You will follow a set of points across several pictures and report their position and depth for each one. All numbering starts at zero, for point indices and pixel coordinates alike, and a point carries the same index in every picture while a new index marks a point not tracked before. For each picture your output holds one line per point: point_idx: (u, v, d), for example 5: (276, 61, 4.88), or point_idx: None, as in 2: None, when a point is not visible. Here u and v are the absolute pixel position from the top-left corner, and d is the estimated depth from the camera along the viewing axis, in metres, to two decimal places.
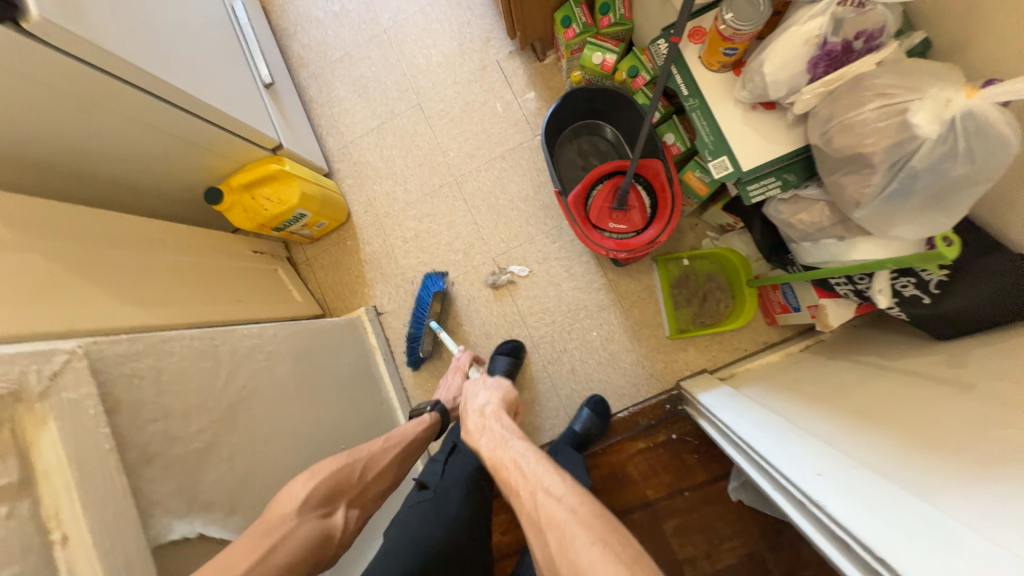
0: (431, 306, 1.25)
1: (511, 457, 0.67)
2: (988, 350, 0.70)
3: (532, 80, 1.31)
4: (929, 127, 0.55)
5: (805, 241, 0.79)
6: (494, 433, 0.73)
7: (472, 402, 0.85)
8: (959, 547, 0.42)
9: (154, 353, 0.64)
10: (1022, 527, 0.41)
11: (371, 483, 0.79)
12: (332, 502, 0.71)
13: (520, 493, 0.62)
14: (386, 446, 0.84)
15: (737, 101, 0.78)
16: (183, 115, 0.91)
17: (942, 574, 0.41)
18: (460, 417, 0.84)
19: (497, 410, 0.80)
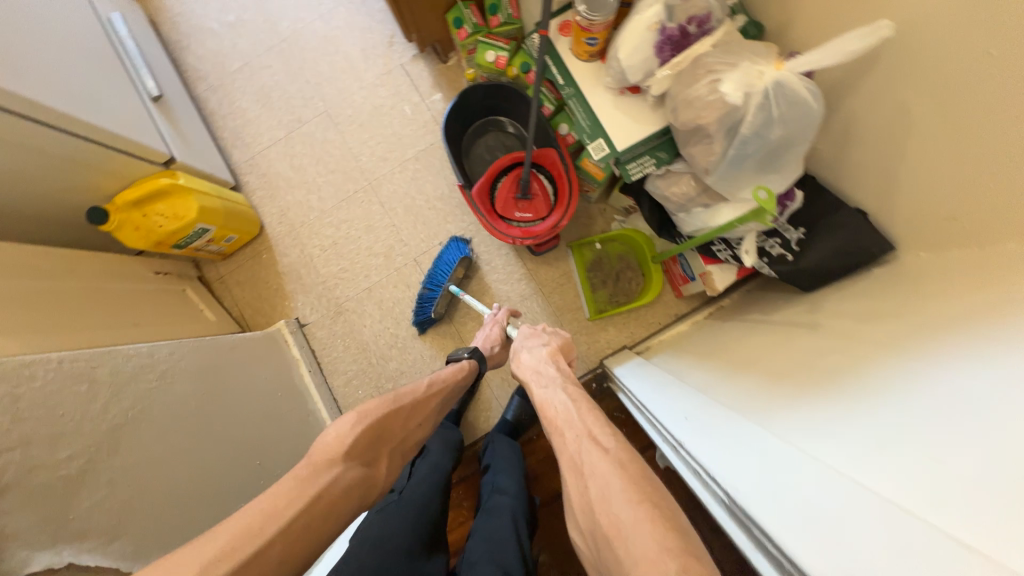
0: (452, 271, 1.22)
1: (558, 402, 0.66)
2: (841, 296, 0.79)
3: (437, 81, 1.34)
4: (736, 95, 0.63)
5: (680, 213, 0.85)
6: (547, 374, 0.73)
7: (526, 344, 0.85)
8: (784, 463, 0.47)
9: (9, 379, 0.60)
10: (828, 438, 0.47)
11: (411, 433, 0.77)
12: (376, 448, 0.69)
13: (564, 435, 0.61)
14: (426, 394, 0.81)
15: (607, 88, 0.84)
16: (49, 130, 0.86)
17: (768, 488, 0.45)
18: (514, 362, 0.84)
19: (552, 352, 0.80)
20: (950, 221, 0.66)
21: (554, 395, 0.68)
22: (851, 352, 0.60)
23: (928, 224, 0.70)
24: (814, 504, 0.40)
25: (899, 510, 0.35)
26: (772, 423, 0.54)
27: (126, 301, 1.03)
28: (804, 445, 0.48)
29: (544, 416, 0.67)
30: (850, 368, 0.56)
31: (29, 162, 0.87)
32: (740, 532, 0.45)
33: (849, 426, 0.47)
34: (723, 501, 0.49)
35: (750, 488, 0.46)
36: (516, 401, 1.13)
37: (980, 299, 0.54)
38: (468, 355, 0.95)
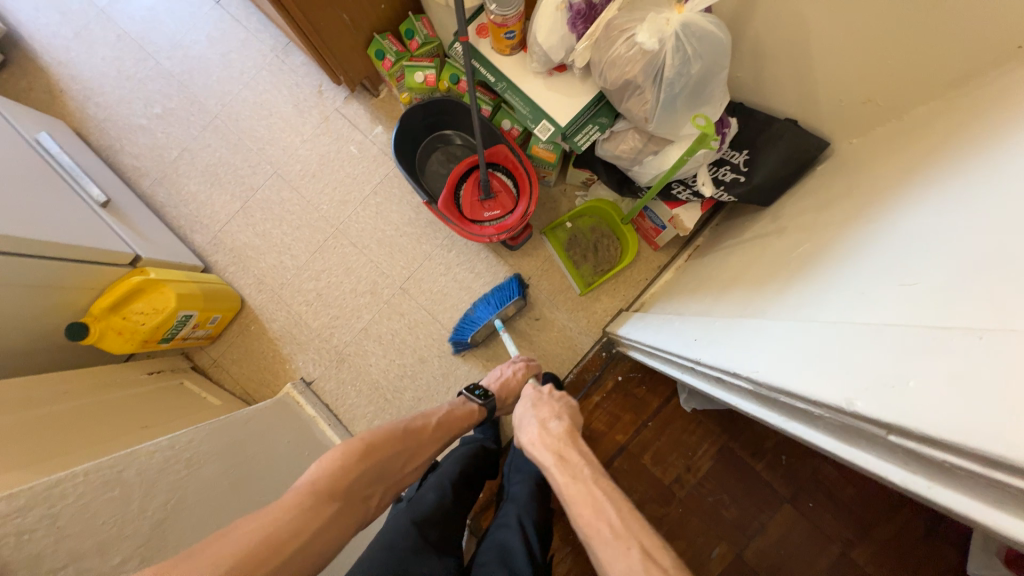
0: (503, 309, 1.22)
1: (596, 500, 0.60)
2: (794, 199, 0.86)
3: (375, 115, 1.38)
4: (652, 41, 0.69)
5: (634, 166, 0.90)
6: (575, 466, 0.65)
7: (529, 417, 0.78)
8: (783, 333, 0.52)
9: (43, 501, 0.59)
10: (814, 302, 0.52)
11: (405, 476, 0.74)
12: (373, 484, 0.67)
13: (610, 544, 0.55)
14: (428, 431, 0.79)
15: (535, 73, 0.89)
16: (9, 256, 0.85)
17: (774, 355, 0.50)
18: (525, 436, 0.74)
19: (569, 431, 0.72)
20: (868, 103, 0.73)
21: (588, 490, 0.61)
22: (818, 237, 0.65)
23: (850, 113, 0.77)
24: (822, 357, 0.43)
25: (884, 326, 0.40)
26: (776, 311, 0.58)
27: (131, 406, 1.02)
28: (808, 315, 0.51)
29: (578, 517, 0.60)
30: (818, 248, 0.62)
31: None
32: (788, 420, 0.48)
33: (843, 287, 0.50)
34: (750, 388, 0.52)
35: (767, 364, 0.50)
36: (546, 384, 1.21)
37: (907, 159, 0.61)
38: (484, 401, 0.90)
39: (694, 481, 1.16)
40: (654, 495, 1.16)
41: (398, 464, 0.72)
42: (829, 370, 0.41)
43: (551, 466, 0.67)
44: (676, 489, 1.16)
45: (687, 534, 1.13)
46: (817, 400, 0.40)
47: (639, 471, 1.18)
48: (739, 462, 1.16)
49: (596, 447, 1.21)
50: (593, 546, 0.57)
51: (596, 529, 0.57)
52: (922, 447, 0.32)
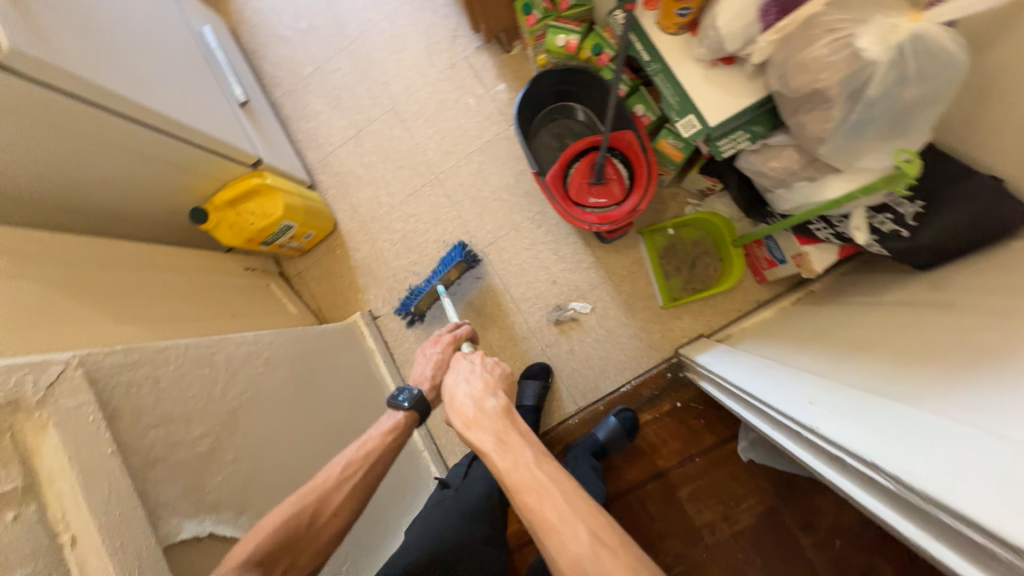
0: (445, 274, 1.25)
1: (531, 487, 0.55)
2: (968, 272, 0.72)
3: (501, 72, 1.34)
4: (875, 50, 0.57)
5: (778, 188, 0.80)
6: (511, 445, 0.60)
7: (464, 392, 0.70)
8: (952, 438, 0.44)
9: (150, 362, 0.65)
10: (1006, 413, 0.43)
11: (327, 527, 0.66)
12: (281, 552, 0.61)
13: (556, 531, 0.51)
14: (343, 476, 0.69)
15: (697, 60, 0.80)
16: (165, 137, 0.94)
17: (936, 461, 0.42)
18: (457, 417, 0.67)
19: (505, 409, 0.66)
20: None
21: (530, 475, 0.56)
22: (1009, 327, 0.53)
23: None
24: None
25: None
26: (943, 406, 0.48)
27: (225, 295, 1.11)
28: (998, 428, 0.42)
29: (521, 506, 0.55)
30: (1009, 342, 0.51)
31: (143, 166, 0.94)
32: (936, 540, 0.40)
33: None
34: (890, 489, 0.45)
35: (929, 469, 0.41)
36: (612, 423, 1.12)
37: None
38: (410, 404, 0.79)
39: (728, 532, 1.08)
40: (681, 533, 1.10)
41: (309, 523, 0.64)
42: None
43: (485, 445, 0.61)
44: (706, 534, 1.09)
45: None
46: (1010, 543, 0.33)
47: (672, 504, 1.12)
48: (786, 531, 1.05)
49: (634, 465, 1.16)
50: (538, 535, 0.52)
51: (538, 514, 0.53)
52: None
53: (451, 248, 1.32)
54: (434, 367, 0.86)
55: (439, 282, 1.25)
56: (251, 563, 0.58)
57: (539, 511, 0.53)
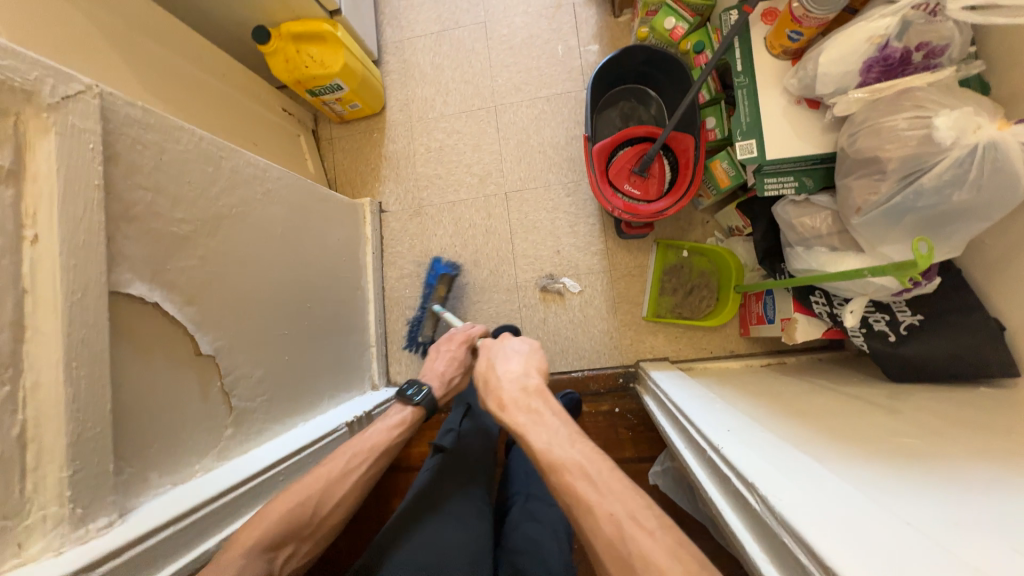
0: (436, 290, 1.27)
1: (570, 459, 0.61)
2: (929, 395, 0.73)
3: (599, 33, 1.31)
4: (948, 132, 0.56)
5: (799, 246, 0.79)
6: (545, 423, 0.68)
7: (507, 374, 0.78)
8: (833, 493, 0.47)
9: (162, 132, 0.67)
10: (894, 497, 0.46)
11: (326, 520, 0.74)
12: (281, 543, 0.67)
13: (592, 511, 0.56)
14: (349, 468, 0.78)
15: (785, 90, 0.79)
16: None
17: (808, 504, 0.45)
18: (492, 396, 0.76)
19: (540, 389, 0.74)
20: None
21: (566, 453, 0.62)
22: (935, 444, 0.55)
23: None
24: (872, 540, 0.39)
25: None
26: (841, 470, 0.52)
27: (252, 121, 1.12)
28: (878, 499, 0.46)
29: (560, 484, 0.60)
30: (912, 449, 0.55)
31: None
32: (772, 565, 0.45)
33: (936, 505, 0.44)
34: (756, 510, 0.48)
35: (797, 502, 0.45)
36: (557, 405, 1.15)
37: None
38: (419, 400, 0.89)
39: None
40: None
41: (314, 513, 0.72)
42: (888, 561, 0.37)
43: (525, 423, 0.68)
44: None
45: None
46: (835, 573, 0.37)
47: None
48: None
49: None
50: (575, 513, 0.57)
51: (574, 494, 0.58)
52: None
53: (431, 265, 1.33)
54: (450, 367, 0.97)
55: (434, 298, 1.27)
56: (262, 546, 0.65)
57: (576, 486, 0.58)
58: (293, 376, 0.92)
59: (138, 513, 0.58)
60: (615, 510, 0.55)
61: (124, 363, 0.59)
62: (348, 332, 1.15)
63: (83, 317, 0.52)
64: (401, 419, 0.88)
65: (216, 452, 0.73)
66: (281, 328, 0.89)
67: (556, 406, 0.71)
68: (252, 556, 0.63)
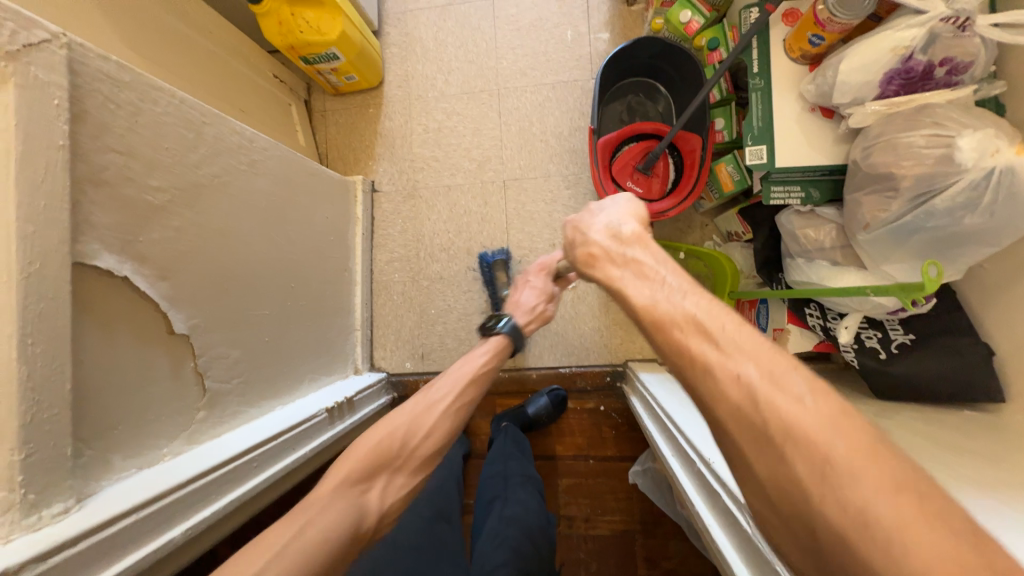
0: (500, 280, 1.23)
1: (680, 311, 0.44)
2: (914, 415, 0.74)
3: (611, 21, 1.27)
4: (969, 154, 0.55)
5: (800, 258, 0.78)
6: (646, 273, 0.50)
7: (593, 223, 0.61)
8: None
9: (138, 91, 0.61)
10: None
11: (421, 446, 0.70)
12: (371, 477, 0.65)
13: (716, 376, 0.39)
14: (433, 400, 0.75)
15: (800, 96, 0.76)
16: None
17: None
18: (584, 249, 0.59)
19: (643, 241, 0.55)
20: None
21: (677, 303, 0.45)
22: (923, 469, 0.56)
23: None
24: None
25: None
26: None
27: (240, 87, 1.05)
28: None
29: (669, 346, 0.43)
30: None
31: None
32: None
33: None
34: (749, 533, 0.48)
35: None
36: (544, 402, 1.15)
37: None
38: (505, 329, 0.86)
39: (581, 532, 1.11)
40: None
41: (404, 444, 0.69)
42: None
43: (618, 275, 0.53)
44: (562, 524, 1.12)
45: None
46: None
47: (549, 486, 1.16)
48: (631, 555, 1.09)
49: (536, 439, 1.19)
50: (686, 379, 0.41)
51: (688, 356, 0.41)
52: None
53: (478, 260, 1.26)
54: (537, 298, 0.91)
55: (501, 289, 1.23)
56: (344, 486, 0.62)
57: (690, 345, 0.41)
58: (273, 357, 0.89)
59: (98, 498, 0.55)
60: (747, 371, 0.37)
61: (87, 339, 0.55)
62: (334, 315, 1.12)
63: (39, 289, 0.47)
64: (488, 349, 0.85)
65: (187, 435, 0.70)
66: (262, 307, 0.85)
67: (658, 250, 0.53)
68: (339, 493, 0.61)
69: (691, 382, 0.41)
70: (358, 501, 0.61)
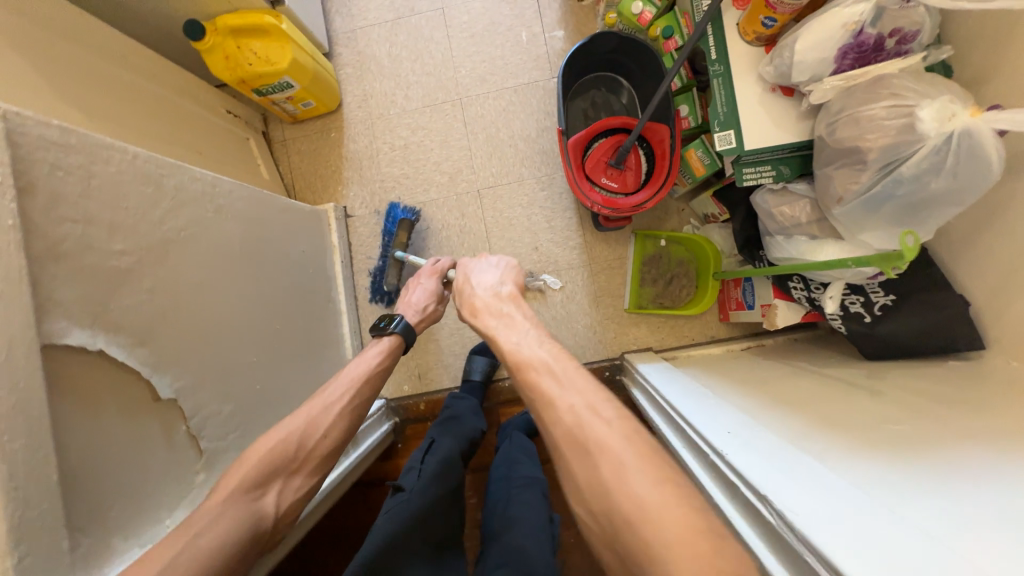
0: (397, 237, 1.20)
1: (535, 355, 0.59)
2: (904, 373, 0.76)
3: (564, 18, 1.26)
4: (931, 124, 0.57)
5: (779, 235, 0.79)
6: (513, 326, 0.66)
7: (482, 284, 0.78)
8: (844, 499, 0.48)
9: (87, 153, 0.58)
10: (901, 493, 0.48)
11: (319, 448, 0.72)
12: (266, 482, 0.65)
13: (556, 404, 0.52)
14: (331, 400, 0.75)
15: (760, 78, 0.77)
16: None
17: (820, 512, 0.46)
18: (471, 305, 0.75)
19: (516, 298, 0.74)
20: None
21: (533, 352, 0.60)
22: (922, 427, 0.58)
23: None
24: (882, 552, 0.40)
25: None
26: (846, 470, 0.53)
27: (195, 129, 1.02)
28: (888, 503, 0.47)
29: (524, 383, 0.57)
30: (907, 438, 0.57)
31: None
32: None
33: (950, 502, 0.46)
34: (771, 523, 0.48)
35: (813, 516, 0.45)
36: None
37: None
38: (397, 328, 0.87)
39: None
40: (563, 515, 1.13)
41: (301, 446, 0.69)
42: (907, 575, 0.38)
43: (494, 326, 0.68)
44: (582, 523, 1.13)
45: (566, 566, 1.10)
46: None
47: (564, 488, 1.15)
48: None
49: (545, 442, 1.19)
50: (537, 409, 0.54)
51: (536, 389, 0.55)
52: None
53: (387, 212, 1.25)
54: (428, 298, 0.94)
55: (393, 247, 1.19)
56: (239, 491, 0.62)
57: (540, 382, 0.56)
58: (267, 404, 0.86)
59: None
60: (577, 402, 0.52)
61: (69, 422, 0.52)
62: (324, 349, 1.10)
63: (9, 380, 0.44)
64: (380, 349, 0.85)
65: (189, 501, 0.67)
66: (249, 354, 0.82)
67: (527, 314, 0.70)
68: (232, 500, 0.61)
69: (538, 405, 0.54)
70: (254, 508, 0.63)
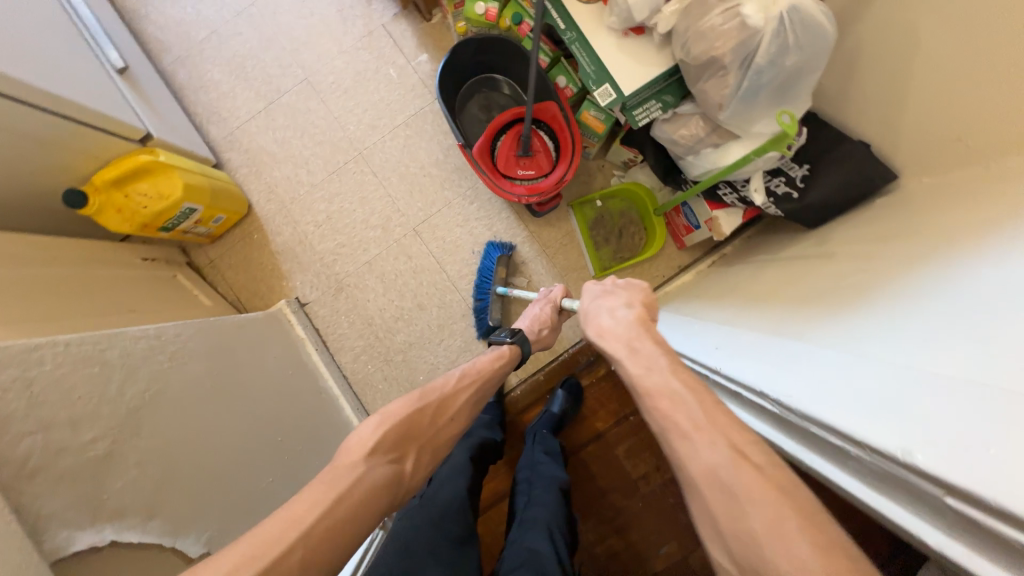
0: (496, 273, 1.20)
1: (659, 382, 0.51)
2: (847, 226, 0.82)
3: (422, 41, 1.30)
4: (758, 15, 0.64)
5: (689, 155, 0.84)
6: (643, 352, 0.55)
7: (608, 305, 0.64)
8: (827, 364, 0.52)
9: (19, 364, 0.57)
10: (868, 337, 0.52)
11: (445, 428, 0.69)
12: (402, 446, 0.62)
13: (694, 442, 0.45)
14: (461, 384, 0.73)
15: (610, 30, 0.82)
16: (30, 110, 0.79)
17: (810, 384, 0.51)
18: (592, 328, 0.64)
19: (644, 319, 0.60)
20: (958, 142, 0.67)
21: (662, 379, 0.50)
22: (874, 271, 0.63)
23: (934, 147, 0.71)
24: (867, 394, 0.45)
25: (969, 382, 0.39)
26: (819, 337, 0.58)
27: (118, 289, 0.99)
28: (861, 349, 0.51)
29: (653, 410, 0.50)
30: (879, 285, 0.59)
31: (13, 147, 0.80)
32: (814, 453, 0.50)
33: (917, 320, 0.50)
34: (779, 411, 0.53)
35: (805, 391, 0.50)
36: (563, 393, 1.15)
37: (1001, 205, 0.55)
38: (510, 338, 0.85)
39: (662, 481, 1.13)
40: (620, 486, 1.14)
41: (432, 420, 0.67)
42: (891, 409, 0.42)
43: (616, 351, 0.58)
44: (642, 485, 1.14)
45: (643, 533, 1.11)
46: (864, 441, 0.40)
47: (612, 462, 1.16)
48: None
49: (577, 428, 1.18)
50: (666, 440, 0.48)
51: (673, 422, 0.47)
52: (986, 517, 0.32)
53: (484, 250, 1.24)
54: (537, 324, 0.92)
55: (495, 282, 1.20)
56: (379, 452, 0.60)
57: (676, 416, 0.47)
58: None
59: None
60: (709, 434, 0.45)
61: None
62: (335, 437, 1.09)
63: None
64: (498, 353, 0.83)
65: None
66: (263, 477, 0.82)
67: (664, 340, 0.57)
68: (373, 462, 0.58)
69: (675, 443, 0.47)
70: (393, 472, 0.60)
